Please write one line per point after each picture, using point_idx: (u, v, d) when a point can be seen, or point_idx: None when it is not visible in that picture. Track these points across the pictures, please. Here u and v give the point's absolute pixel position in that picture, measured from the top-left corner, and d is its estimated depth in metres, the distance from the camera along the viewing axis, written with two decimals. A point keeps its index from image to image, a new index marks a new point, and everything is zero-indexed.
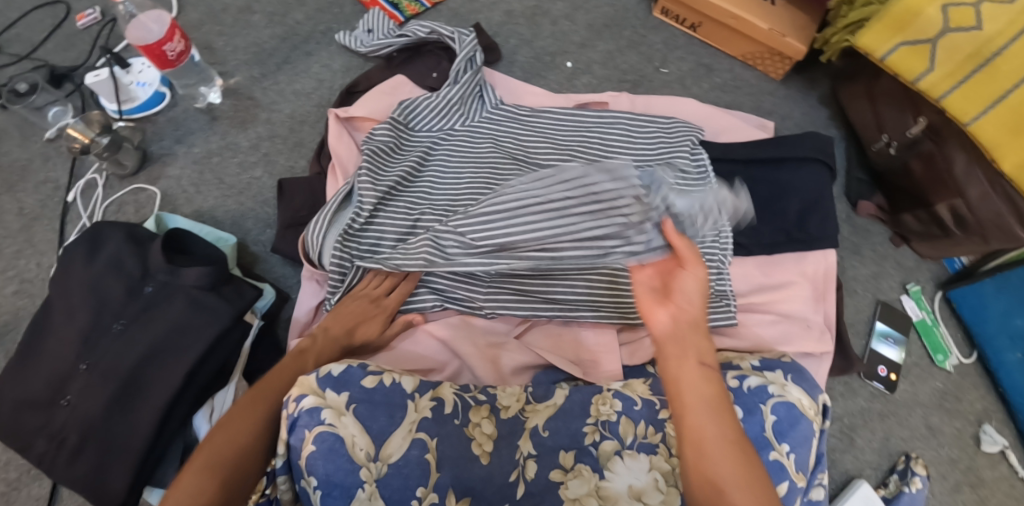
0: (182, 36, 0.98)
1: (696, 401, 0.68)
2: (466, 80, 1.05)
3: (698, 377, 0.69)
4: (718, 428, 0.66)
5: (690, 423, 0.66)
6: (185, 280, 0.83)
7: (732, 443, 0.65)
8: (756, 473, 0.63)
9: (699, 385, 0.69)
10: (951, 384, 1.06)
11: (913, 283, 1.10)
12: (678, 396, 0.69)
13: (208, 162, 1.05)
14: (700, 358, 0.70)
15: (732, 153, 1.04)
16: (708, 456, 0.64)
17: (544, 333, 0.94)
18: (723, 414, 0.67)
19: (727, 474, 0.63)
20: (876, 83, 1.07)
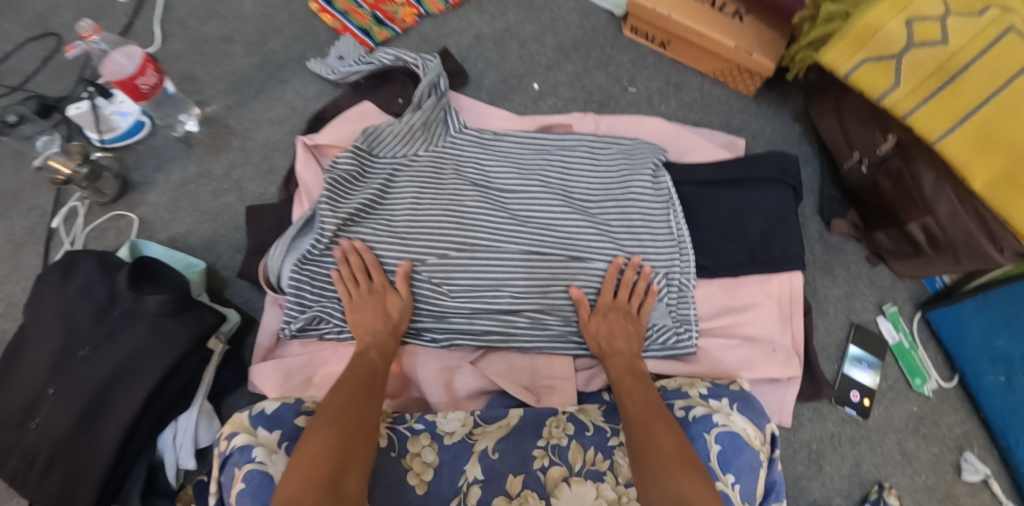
0: (156, 70, 1.02)
1: (651, 421, 0.77)
2: (429, 106, 1.05)
3: (651, 404, 0.80)
4: (670, 440, 0.74)
5: (645, 434, 0.76)
6: (148, 307, 0.85)
7: (682, 458, 0.72)
8: (704, 480, 0.71)
9: (653, 411, 0.79)
10: (929, 409, 1.02)
11: (889, 304, 1.07)
12: (632, 418, 0.79)
13: (183, 189, 1.09)
14: (647, 393, 0.83)
15: (693, 175, 1.03)
16: (659, 460, 0.72)
17: (500, 358, 0.94)
18: (674, 435, 0.76)
19: (675, 475, 0.71)
20: (843, 98, 1.04)
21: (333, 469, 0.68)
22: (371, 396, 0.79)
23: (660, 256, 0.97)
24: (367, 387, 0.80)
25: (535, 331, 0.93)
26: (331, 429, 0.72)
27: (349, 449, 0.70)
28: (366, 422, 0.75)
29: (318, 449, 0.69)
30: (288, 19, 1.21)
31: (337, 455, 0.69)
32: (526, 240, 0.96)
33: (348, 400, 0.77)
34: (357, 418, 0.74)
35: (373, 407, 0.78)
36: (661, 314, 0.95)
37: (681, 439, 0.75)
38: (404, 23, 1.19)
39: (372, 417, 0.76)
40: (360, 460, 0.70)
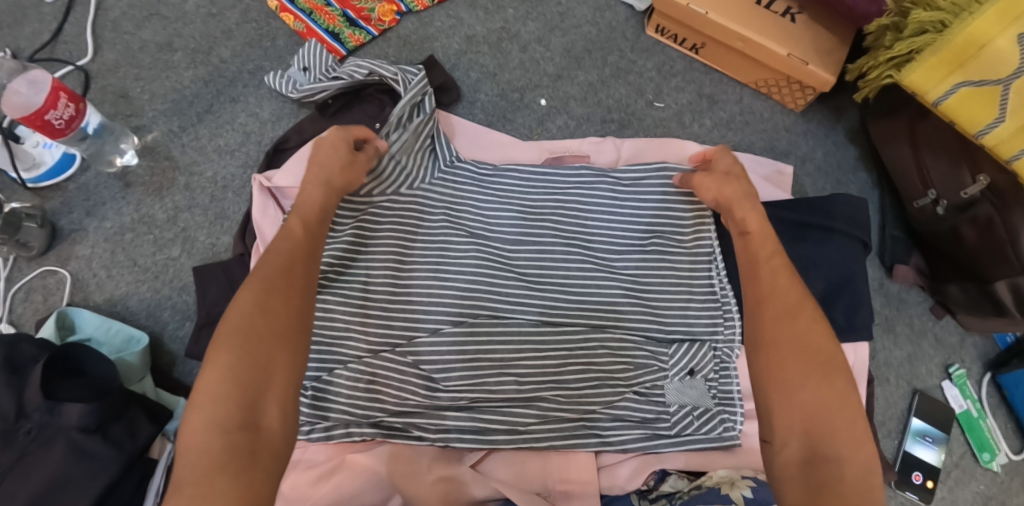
0: (72, 98, 0.83)
1: (777, 299, 0.59)
2: (415, 126, 0.84)
3: (782, 270, 0.62)
4: (812, 335, 0.56)
5: (766, 319, 0.59)
6: (67, 421, 0.68)
7: (813, 355, 0.55)
8: (845, 390, 0.53)
9: (781, 282, 0.61)
10: (996, 487, 0.89)
11: (956, 366, 0.92)
12: (760, 288, 0.61)
13: (120, 238, 0.92)
14: (789, 262, 0.63)
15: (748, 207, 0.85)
16: (781, 354, 0.56)
17: (505, 456, 0.77)
18: (812, 324, 0.57)
19: (806, 382, 0.54)
20: (920, 122, 0.85)
21: (246, 397, 0.50)
22: (303, 285, 0.58)
23: (699, 322, 0.81)
24: (296, 266, 0.59)
25: (549, 423, 0.77)
26: (246, 334, 0.53)
27: (266, 369, 0.52)
28: (292, 331, 0.55)
29: (227, 370, 0.51)
30: (240, 19, 1.00)
31: (251, 377, 0.51)
32: (535, 305, 0.80)
33: (269, 293, 0.56)
34: (278, 320, 0.55)
35: (306, 304, 0.58)
36: (701, 397, 0.79)
37: (824, 331, 0.57)
38: (381, 24, 0.98)
39: (304, 316, 0.57)
40: (281, 382, 0.52)
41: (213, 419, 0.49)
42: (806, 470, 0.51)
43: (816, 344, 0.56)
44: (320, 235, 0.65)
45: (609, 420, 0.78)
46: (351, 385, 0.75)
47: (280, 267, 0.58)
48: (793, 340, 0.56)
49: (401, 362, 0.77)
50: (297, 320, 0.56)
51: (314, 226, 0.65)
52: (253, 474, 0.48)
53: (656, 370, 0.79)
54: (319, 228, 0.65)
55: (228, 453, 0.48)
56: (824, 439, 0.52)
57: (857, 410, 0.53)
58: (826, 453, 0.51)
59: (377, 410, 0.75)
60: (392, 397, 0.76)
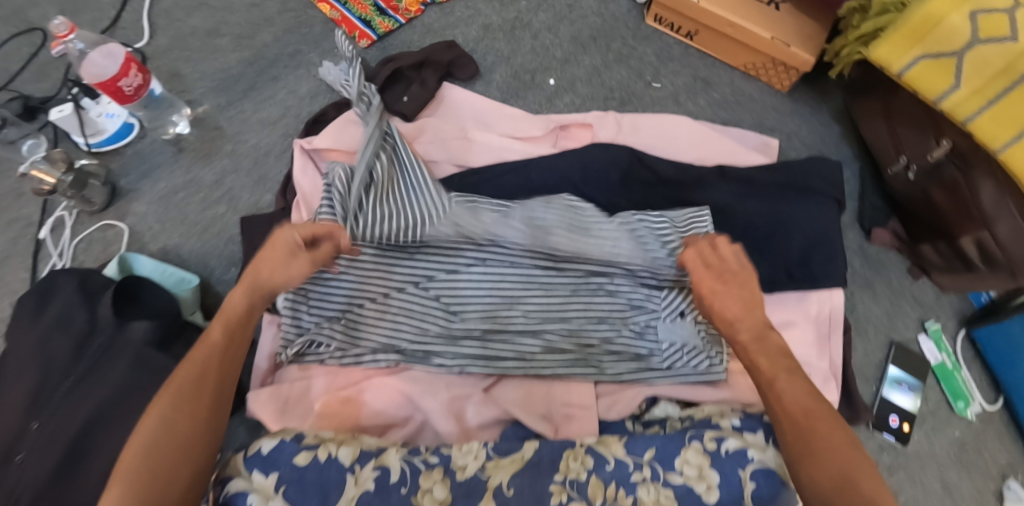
0: (140, 69, 0.95)
1: (803, 427, 0.63)
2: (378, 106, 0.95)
3: (807, 401, 0.65)
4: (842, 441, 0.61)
5: (803, 450, 0.62)
6: (133, 337, 0.80)
7: (847, 471, 0.59)
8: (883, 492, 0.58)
9: (810, 406, 0.65)
10: (972, 434, 0.95)
11: (932, 321, 0.99)
12: (786, 419, 0.64)
13: (172, 198, 1.02)
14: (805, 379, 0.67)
15: (732, 171, 0.94)
16: (821, 473, 0.60)
17: (515, 384, 0.86)
18: (844, 437, 0.62)
19: (858, 495, 0.57)
20: (893, 97, 0.94)
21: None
22: (212, 407, 0.64)
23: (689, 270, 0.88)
24: (201, 391, 0.64)
25: (552, 354, 0.86)
26: (149, 466, 0.58)
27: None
28: (194, 453, 0.60)
29: (124, 490, 0.56)
30: (282, 9, 1.13)
31: (146, 501, 0.56)
32: (541, 259, 0.88)
33: (175, 416, 0.61)
34: (173, 446, 0.60)
35: (213, 426, 0.63)
36: (691, 336, 0.86)
37: (854, 446, 0.61)
38: (408, 13, 1.11)
39: (208, 456, 0.62)
40: (181, 484, 0.59)
41: None
42: None
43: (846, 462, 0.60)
44: (239, 347, 0.69)
45: (606, 354, 0.87)
46: (377, 317, 0.85)
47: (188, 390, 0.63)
48: (828, 458, 0.60)
49: (423, 296, 0.86)
50: (203, 443, 0.61)
51: (233, 333, 0.69)
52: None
53: (648, 311, 0.88)
54: (239, 335, 0.69)
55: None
56: None
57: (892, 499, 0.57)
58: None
59: (400, 339, 0.85)
60: (413, 329, 0.85)
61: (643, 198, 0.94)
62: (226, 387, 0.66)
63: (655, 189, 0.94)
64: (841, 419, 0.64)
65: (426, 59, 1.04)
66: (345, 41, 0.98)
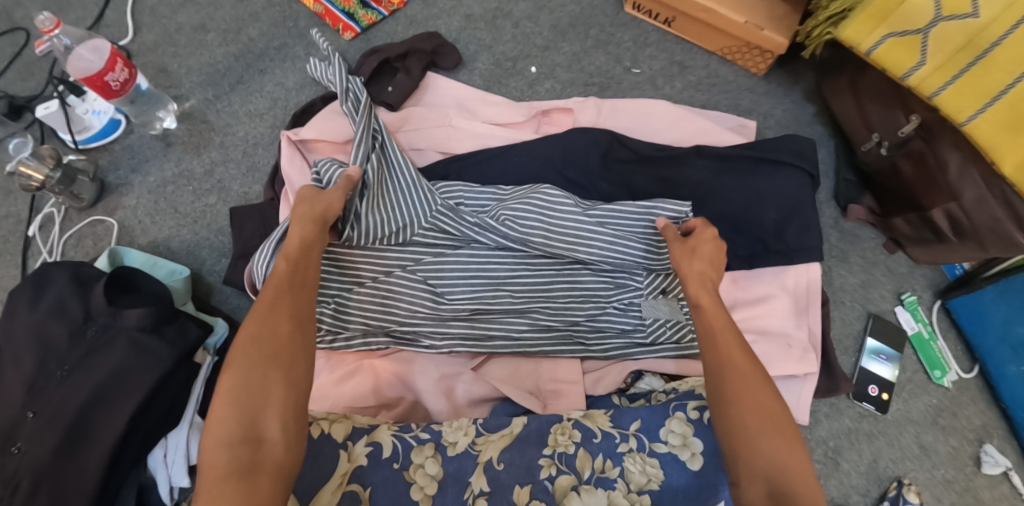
0: (127, 64, 0.96)
1: (737, 370, 0.66)
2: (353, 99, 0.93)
3: (738, 346, 0.69)
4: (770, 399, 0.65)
5: (731, 391, 0.65)
6: (127, 322, 0.83)
7: (774, 413, 0.64)
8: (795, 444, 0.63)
9: (741, 355, 0.68)
10: (948, 400, 0.98)
11: (907, 293, 1.02)
12: (722, 357, 0.68)
13: (162, 191, 1.04)
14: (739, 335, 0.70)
15: (709, 148, 0.96)
16: (749, 413, 0.64)
17: (504, 362, 0.89)
18: (768, 386, 0.66)
19: (774, 443, 0.63)
20: (861, 76, 0.97)
21: (247, 420, 0.60)
22: (290, 315, 0.67)
23: None
24: (280, 304, 0.67)
25: (538, 332, 0.88)
26: (244, 373, 0.62)
27: (269, 405, 0.61)
28: (286, 357, 0.64)
29: (232, 399, 0.61)
30: (266, 4, 1.14)
31: (245, 413, 0.60)
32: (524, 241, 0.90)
33: (262, 332, 0.65)
34: (263, 363, 0.63)
35: (297, 331, 0.66)
36: (672, 311, 0.89)
37: (774, 394, 0.66)
38: (390, 5, 1.12)
39: (295, 349, 0.65)
40: (279, 396, 0.62)
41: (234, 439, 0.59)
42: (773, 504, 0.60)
43: (771, 409, 0.64)
44: (309, 270, 0.72)
45: (590, 331, 0.89)
46: (366, 300, 0.86)
47: (267, 306, 0.66)
48: (756, 403, 0.64)
49: (411, 279, 0.87)
50: (290, 342, 0.65)
51: (299, 261, 0.72)
52: (258, 479, 0.58)
53: (629, 289, 0.90)
54: (305, 261, 0.72)
55: (234, 464, 0.58)
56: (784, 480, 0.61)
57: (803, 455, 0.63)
58: (786, 492, 0.60)
59: (389, 321, 0.86)
60: (402, 311, 0.86)
61: (623, 177, 0.96)
62: (301, 299, 0.69)
63: (635, 167, 0.97)
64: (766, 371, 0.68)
65: (411, 48, 1.06)
66: (323, 40, 0.98)
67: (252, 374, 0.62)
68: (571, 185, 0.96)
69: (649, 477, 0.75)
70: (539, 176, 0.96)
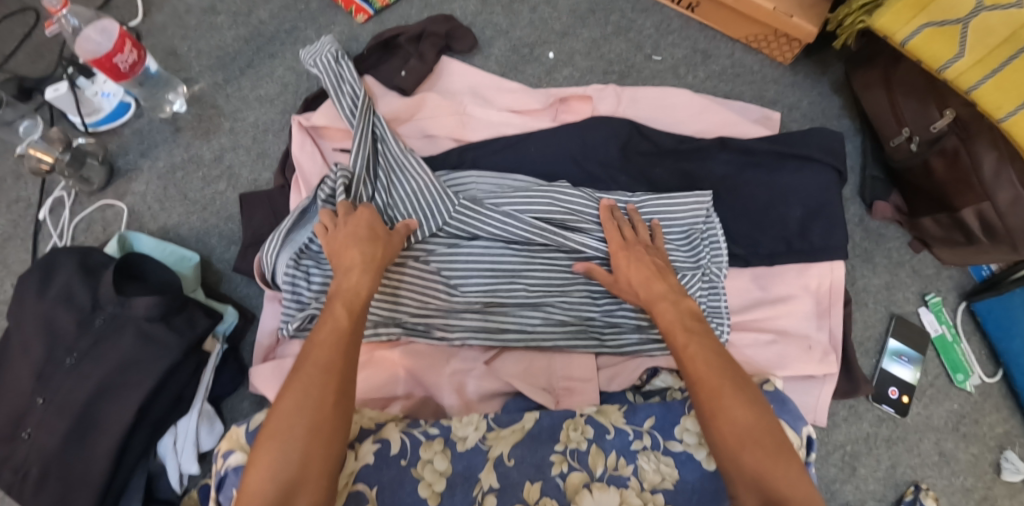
0: (135, 46, 0.94)
1: (713, 385, 0.65)
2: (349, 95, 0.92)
3: (712, 360, 0.67)
4: (745, 411, 0.63)
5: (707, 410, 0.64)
6: (135, 311, 0.81)
7: (748, 425, 0.62)
8: (781, 455, 0.60)
9: (713, 368, 0.66)
10: (970, 406, 0.95)
11: (932, 294, 0.98)
12: (689, 376, 0.67)
13: (171, 176, 1.02)
14: (705, 340, 0.70)
15: (734, 140, 0.93)
16: (725, 428, 0.62)
17: (516, 357, 0.87)
18: (745, 392, 0.64)
19: (751, 449, 0.61)
20: (896, 67, 0.93)
21: (282, 496, 0.58)
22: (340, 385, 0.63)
23: (687, 247, 0.89)
24: (333, 371, 0.64)
25: (552, 326, 0.86)
26: (285, 441, 0.60)
27: (307, 480, 0.59)
28: (330, 431, 0.61)
29: (271, 471, 0.58)
30: None
31: (281, 489, 0.58)
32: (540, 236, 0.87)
33: (309, 400, 0.61)
34: (308, 431, 0.60)
35: (348, 403, 0.63)
36: None
37: (752, 403, 0.63)
38: None
39: (336, 423, 0.62)
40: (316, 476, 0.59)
41: None
42: None
43: (749, 423, 0.62)
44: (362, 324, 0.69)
45: (606, 326, 0.87)
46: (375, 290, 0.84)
47: (320, 372, 0.63)
48: (730, 419, 0.63)
49: (424, 270, 0.85)
50: (337, 413, 0.62)
51: (356, 316, 0.69)
52: None
53: None
54: (361, 315, 0.69)
55: None
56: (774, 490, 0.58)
57: (795, 467, 0.60)
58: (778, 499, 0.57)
59: (401, 312, 0.84)
60: (415, 305, 0.85)
61: (642, 169, 0.93)
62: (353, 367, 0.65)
63: (656, 160, 0.94)
64: (738, 375, 0.66)
65: (424, 31, 1.02)
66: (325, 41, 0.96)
67: (291, 447, 0.59)
68: (589, 177, 0.93)
69: (663, 476, 0.74)
70: (555, 167, 0.94)
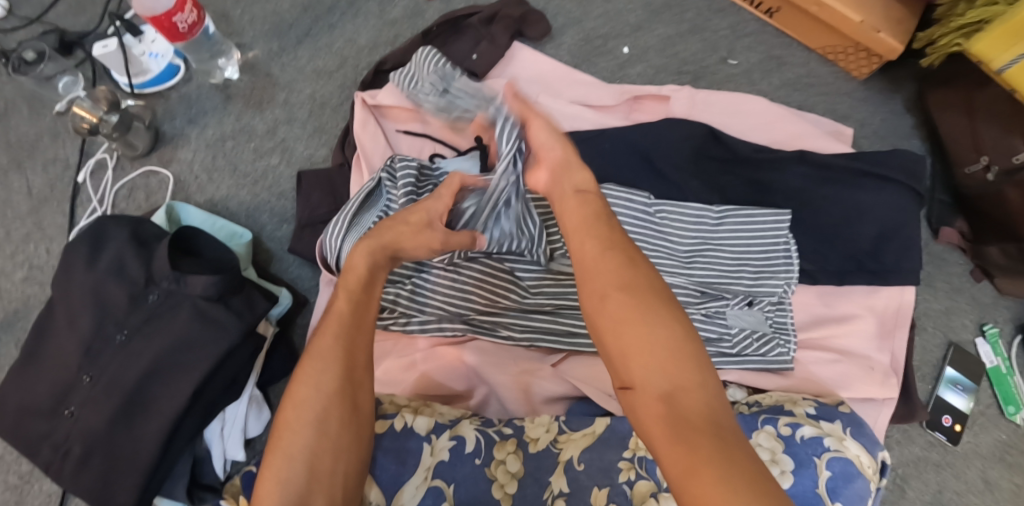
0: (194, 6, 0.89)
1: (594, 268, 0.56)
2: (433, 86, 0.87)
3: (616, 267, 0.55)
4: (627, 287, 0.53)
5: (593, 296, 0.54)
6: (192, 290, 0.77)
7: (648, 301, 0.52)
8: (680, 333, 0.50)
9: (607, 271, 0.55)
10: (1019, 438, 0.95)
11: (989, 324, 0.98)
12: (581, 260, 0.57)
13: (221, 146, 0.97)
14: (595, 214, 0.60)
15: (813, 153, 0.90)
16: (614, 308, 0.53)
17: (583, 360, 0.84)
18: (648, 282, 0.54)
19: (641, 327, 0.51)
20: (978, 93, 0.91)
21: (293, 494, 0.50)
22: (342, 363, 0.56)
23: (761, 263, 0.87)
24: (338, 347, 0.57)
25: None
26: (289, 443, 0.52)
27: (310, 485, 0.51)
28: (338, 427, 0.54)
29: (279, 469, 0.51)
30: None
31: (293, 486, 0.50)
32: None
33: (311, 384, 0.54)
34: (312, 414, 0.53)
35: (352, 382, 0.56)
36: (757, 323, 0.86)
37: (641, 280, 0.54)
38: None
39: (346, 404, 0.55)
40: (330, 465, 0.52)
41: None
42: (670, 427, 0.46)
43: (640, 300, 0.52)
44: (369, 307, 0.61)
45: None
46: (441, 283, 0.82)
47: (319, 351, 0.56)
48: (613, 300, 0.53)
49: (497, 268, 0.83)
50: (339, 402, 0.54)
51: (360, 299, 0.60)
52: None
53: (720, 299, 0.86)
54: (365, 296, 0.61)
55: None
56: (670, 378, 0.48)
57: (695, 343, 0.50)
58: (677, 395, 0.48)
59: (468, 309, 0.83)
60: (483, 302, 0.82)
61: (714, 177, 0.91)
62: (357, 342, 0.58)
63: (729, 168, 0.91)
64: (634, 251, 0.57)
65: (498, 13, 0.99)
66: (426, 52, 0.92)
67: (292, 434, 0.52)
68: (664, 181, 0.91)
69: None
70: (630, 167, 0.92)
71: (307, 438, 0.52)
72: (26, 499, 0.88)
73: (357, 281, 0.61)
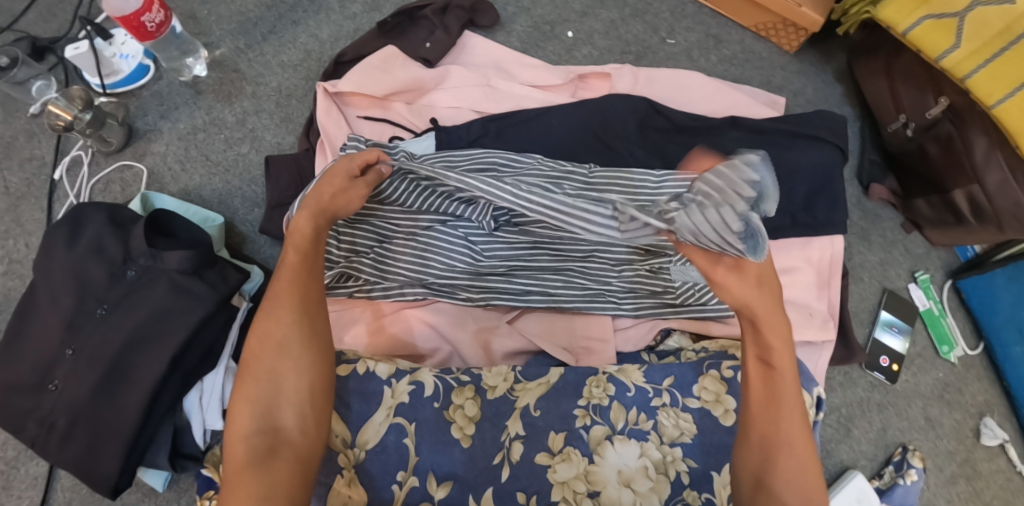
0: (161, 6, 0.95)
1: (767, 433, 0.63)
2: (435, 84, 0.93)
3: (788, 454, 0.62)
4: (789, 483, 0.61)
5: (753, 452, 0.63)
6: (168, 265, 0.82)
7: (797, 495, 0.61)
8: None
9: (768, 444, 0.63)
10: (954, 376, 1.02)
11: (921, 272, 1.06)
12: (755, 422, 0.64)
13: (192, 138, 1.03)
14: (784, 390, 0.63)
15: (745, 120, 0.97)
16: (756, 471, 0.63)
17: (538, 317, 0.91)
18: (803, 471, 0.61)
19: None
20: (896, 57, 0.99)
21: (262, 409, 0.60)
22: (296, 304, 0.63)
23: None
24: (290, 291, 0.64)
25: (571, 289, 0.89)
26: (257, 372, 0.61)
27: (279, 402, 0.60)
28: (296, 353, 0.62)
29: (248, 392, 0.61)
30: None
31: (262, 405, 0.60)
32: None
33: (272, 329, 0.62)
34: (272, 348, 0.62)
35: (306, 319, 0.63)
36: None
37: (800, 472, 0.61)
38: None
39: (302, 337, 0.63)
40: (291, 386, 0.61)
41: (252, 430, 0.59)
42: None
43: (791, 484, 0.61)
44: (318, 262, 0.68)
45: (622, 291, 0.89)
46: (401, 251, 0.87)
47: (275, 296, 0.64)
48: (761, 469, 0.63)
49: (452, 235, 0.87)
50: (297, 336, 0.62)
51: (307, 254, 0.67)
52: (276, 465, 0.58)
53: None
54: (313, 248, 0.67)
55: (251, 454, 0.58)
56: None
57: None
58: None
59: (427, 274, 0.88)
60: (441, 267, 0.88)
61: (657, 144, 0.97)
62: (309, 288, 0.65)
63: (672, 137, 0.97)
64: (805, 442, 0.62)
65: (449, 4, 1.05)
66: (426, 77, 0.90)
67: (260, 367, 0.61)
68: (609, 152, 0.96)
69: (681, 431, 0.77)
70: (577, 138, 0.97)
71: (273, 366, 0.61)
72: (13, 482, 0.91)
73: (299, 239, 0.67)
